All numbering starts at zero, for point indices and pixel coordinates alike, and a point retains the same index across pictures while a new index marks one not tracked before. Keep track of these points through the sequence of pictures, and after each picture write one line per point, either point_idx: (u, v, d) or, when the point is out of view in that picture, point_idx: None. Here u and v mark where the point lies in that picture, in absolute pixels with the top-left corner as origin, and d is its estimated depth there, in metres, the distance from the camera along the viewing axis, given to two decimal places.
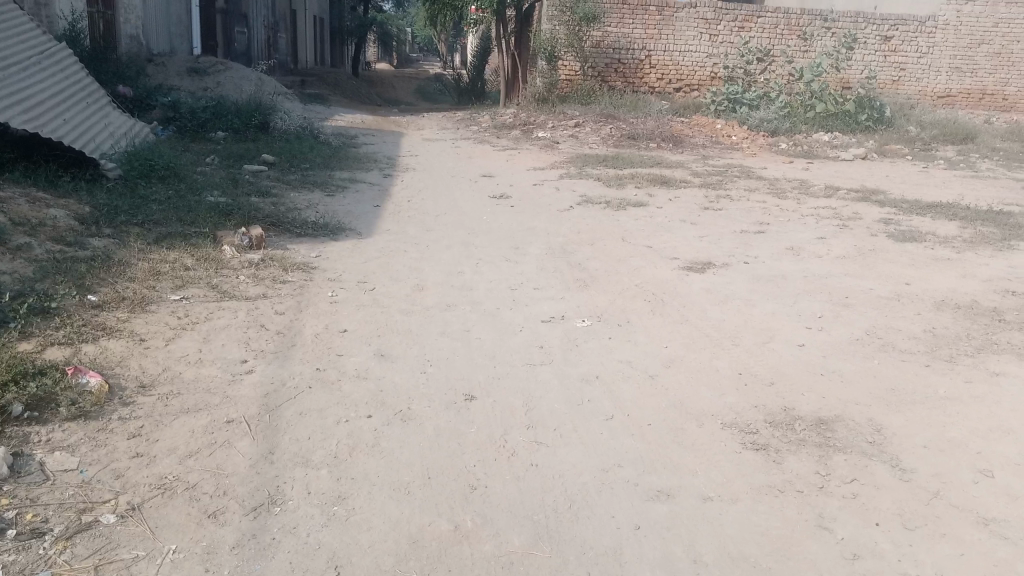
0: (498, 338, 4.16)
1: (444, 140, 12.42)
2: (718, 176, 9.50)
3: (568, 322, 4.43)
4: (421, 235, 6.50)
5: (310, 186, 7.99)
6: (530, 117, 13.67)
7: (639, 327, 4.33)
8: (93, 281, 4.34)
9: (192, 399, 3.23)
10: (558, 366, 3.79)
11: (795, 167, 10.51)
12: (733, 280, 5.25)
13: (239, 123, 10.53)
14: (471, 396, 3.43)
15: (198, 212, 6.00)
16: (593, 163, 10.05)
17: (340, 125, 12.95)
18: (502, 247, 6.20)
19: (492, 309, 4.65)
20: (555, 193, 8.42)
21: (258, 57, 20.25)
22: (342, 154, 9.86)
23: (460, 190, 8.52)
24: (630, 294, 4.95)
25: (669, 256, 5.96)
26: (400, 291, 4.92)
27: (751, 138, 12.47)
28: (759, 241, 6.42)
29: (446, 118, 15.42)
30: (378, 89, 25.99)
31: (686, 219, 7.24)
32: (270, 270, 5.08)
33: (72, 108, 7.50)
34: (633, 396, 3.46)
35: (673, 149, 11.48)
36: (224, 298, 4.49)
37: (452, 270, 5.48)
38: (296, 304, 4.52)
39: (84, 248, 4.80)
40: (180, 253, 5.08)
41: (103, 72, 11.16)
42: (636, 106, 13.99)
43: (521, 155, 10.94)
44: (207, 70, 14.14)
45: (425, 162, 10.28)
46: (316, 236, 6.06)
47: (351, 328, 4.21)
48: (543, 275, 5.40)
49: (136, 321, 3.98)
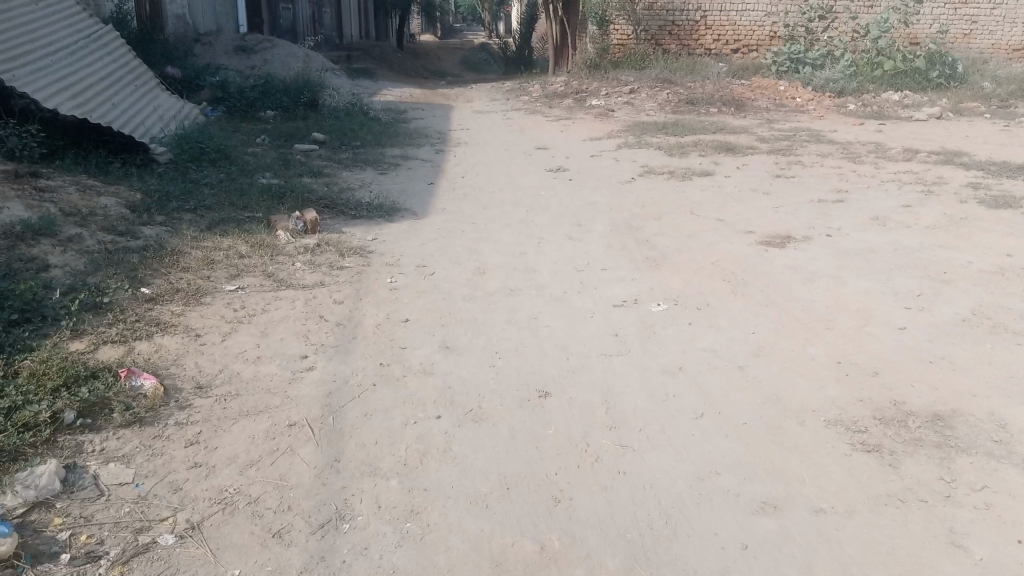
0: (569, 326, 3.89)
1: (494, 111, 12.11)
2: (785, 141, 9.03)
3: (642, 306, 4.15)
4: (479, 213, 6.24)
5: (363, 165, 7.78)
6: (582, 85, 13.27)
7: (720, 312, 4.04)
8: (145, 273, 4.18)
9: (252, 400, 3.03)
10: (636, 357, 3.52)
11: (866, 129, 9.95)
12: (818, 257, 4.90)
13: (288, 101, 10.36)
14: (545, 391, 3.18)
15: (250, 195, 5.83)
16: (652, 131, 9.66)
17: (389, 100, 12.74)
18: (565, 225, 5.91)
19: (559, 293, 4.38)
20: (615, 164, 8.08)
21: (304, 33, 20.10)
22: (392, 130, 9.62)
23: (516, 164, 8.25)
24: (706, 274, 4.63)
25: (743, 230, 5.61)
26: (462, 275, 4.68)
27: (816, 99, 11.90)
28: (838, 211, 6.02)
29: (495, 89, 15.10)
30: (425, 61, 25.71)
31: (756, 188, 6.86)
32: (326, 256, 4.88)
33: (121, 91, 7.39)
34: (723, 392, 3.19)
35: (735, 114, 10.99)
36: (281, 288, 4.29)
37: (514, 250, 5.22)
38: (354, 292, 4.31)
39: (136, 238, 4.65)
40: (234, 240, 4.91)
41: (151, 55, 11.09)
42: (693, 70, 13.47)
43: (575, 124, 10.60)
44: (254, 48, 14.02)
45: (477, 135, 10.01)
46: (372, 218, 5.84)
47: (414, 317, 3.99)
48: (611, 254, 5.11)
49: (191, 315, 3.80)
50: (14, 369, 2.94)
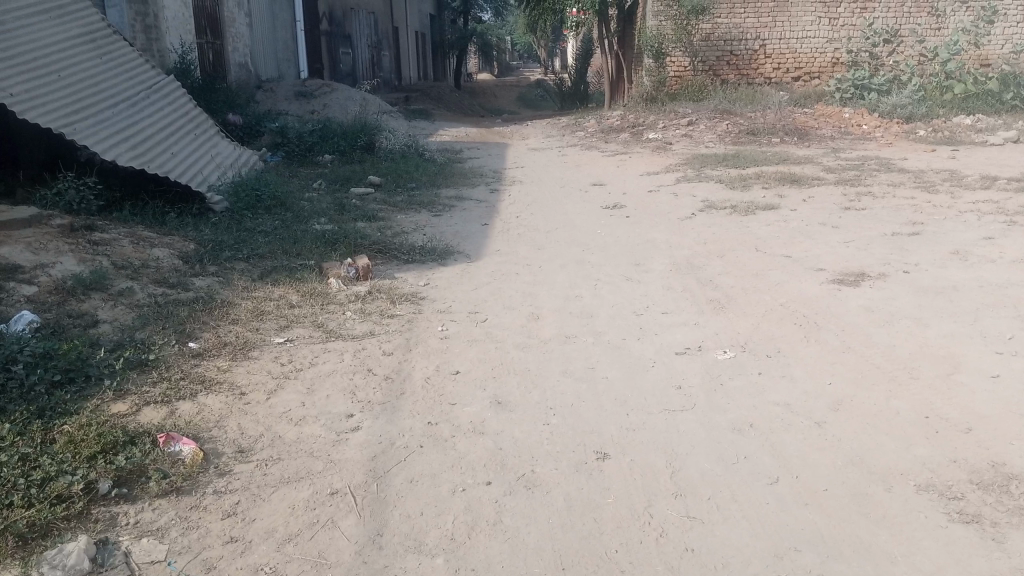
0: (629, 377, 3.66)
1: (550, 148, 12.00)
2: (853, 170, 8.67)
3: (707, 354, 3.91)
4: (534, 254, 6.08)
5: (417, 207, 7.72)
6: (639, 118, 13.09)
7: (792, 360, 3.77)
8: (194, 326, 4.12)
9: (293, 465, 2.88)
10: (702, 413, 3.28)
11: (939, 155, 9.52)
12: (895, 296, 4.58)
13: (345, 145, 10.43)
14: (603, 453, 2.96)
15: (303, 242, 5.78)
16: (712, 164, 9.40)
17: (445, 140, 12.77)
18: (622, 265, 5.70)
19: (617, 340, 4.16)
20: (674, 199, 7.85)
21: (363, 76, 20.44)
22: (447, 170, 9.58)
23: (571, 201, 8.09)
24: (775, 317, 4.36)
25: (813, 267, 5.32)
26: (516, 322, 4.50)
27: (884, 126, 11.48)
28: (914, 245, 5.68)
29: (551, 125, 15.05)
30: (482, 100, 25.93)
31: (825, 222, 6.54)
32: (377, 304, 4.76)
33: (181, 141, 7.49)
34: (799, 454, 2.93)
35: (798, 143, 10.67)
36: (331, 339, 4.18)
37: (570, 294, 5.03)
38: (404, 343, 4.16)
39: (187, 290, 4.61)
40: (285, 289, 4.84)
41: (214, 103, 11.33)
42: (753, 99, 13.16)
43: (633, 159, 10.41)
44: (314, 93, 14.26)
45: (532, 172, 9.89)
46: (425, 262, 5.72)
47: (465, 368, 3.82)
48: (672, 297, 4.87)
49: (238, 370, 3.70)
50: (52, 436, 2.85)
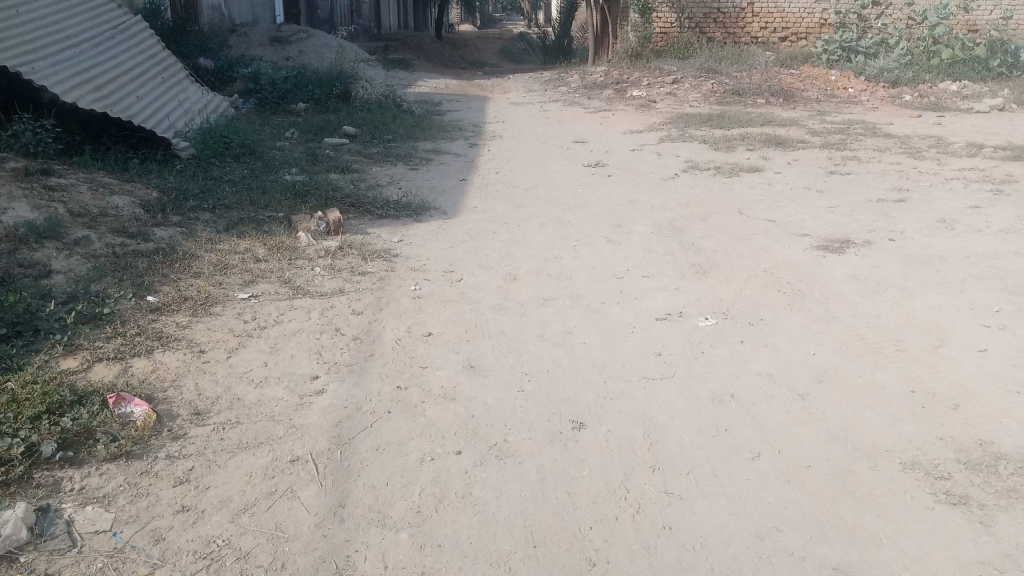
0: (608, 343, 3.53)
1: (532, 103, 11.73)
2: (839, 134, 8.53)
3: (687, 321, 3.78)
4: (512, 212, 5.90)
5: (393, 160, 7.48)
6: (623, 75, 12.85)
7: (774, 329, 3.65)
8: (152, 280, 3.92)
9: (253, 430, 2.73)
10: (682, 382, 3.15)
11: (925, 121, 9.39)
12: (880, 265, 4.48)
13: (320, 93, 10.10)
14: (579, 422, 2.84)
15: (272, 193, 5.55)
16: (696, 123, 9.22)
17: (424, 91, 12.45)
18: (603, 225, 5.54)
19: (596, 304, 4.02)
20: (657, 159, 7.67)
21: (342, 23, 19.88)
22: (426, 122, 9.31)
23: (552, 158, 7.90)
24: (758, 283, 4.24)
25: (797, 233, 5.19)
26: (492, 283, 4.35)
27: (870, 90, 11.32)
28: (900, 212, 5.57)
29: (533, 79, 14.74)
30: (464, 52, 25.42)
31: (809, 186, 6.41)
32: (348, 260, 4.59)
33: (147, 83, 7.19)
34: (781, 428, 2.82)
35: (783, 105, 10.49)
36: (298, 296, 4.00)
37: (548, 254, 4.87)
38: (375, 302, 3.99)
39: (147, 240, 4.39)
40: (251, 242, 4.64)
41: (185, 46, 10.92)
42: (739, 59, 12.93)
43: (616, 116, 10.20)
44: (290, 39, 13.81)
45: (513, 127, 9.67)
46: (399, 218, 5.53)
47: (437, 330, 3.66)
48: (653, 259, 4.73)
49: (198, 327, 3.52)
50: None
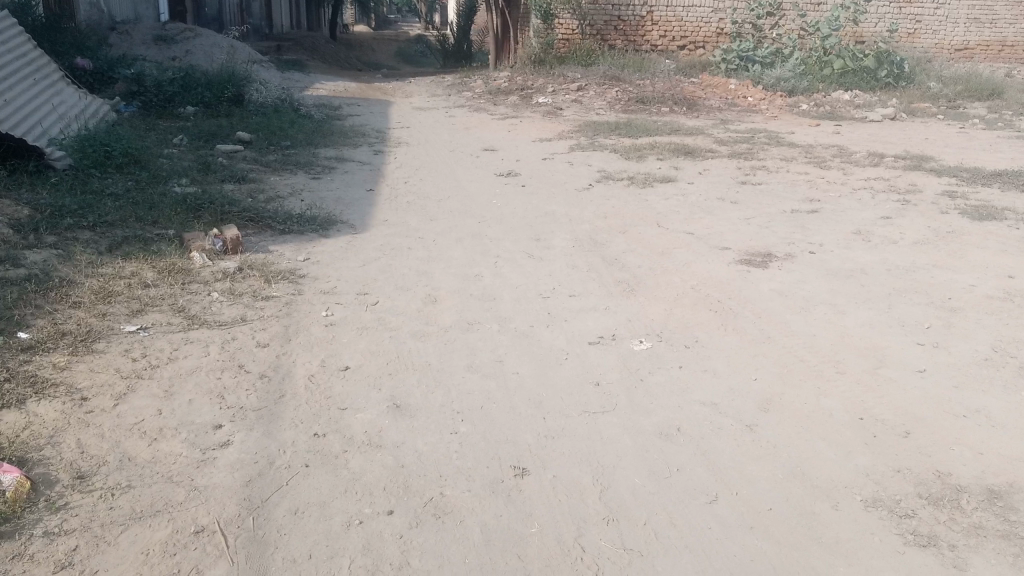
0: (541, 372, 3.29)
1: (436, 108, 11.43)
2: (745, 143, 8.60)
3: (622, 344, 3.58)
4: (425, 225, 5.60)
5: (293, 169, 7.05)
6: (527, 81, 12.71)
7: (711, 351, 3.50)
8: (23, 312, 3.44)
9: (147, 496, 2.35)
10: (624, 415, 2.94)
11: (823, 130, 9.62)
12: (806, 280, 4.42)
13: (211, 97, 9.51)
14: (521, 468, 2.58)
15: (161, 208, 5.07)
16: (605, 131, 9.15)
17: (322, 95, 11.96)
18: (521, 239, 5.32)
19: (524, 328, 3.78)
20: (569, 168, 7.52)
21: (232, 23, 19.05)
22: (326, 128, 8.87)
23: (462, 167, 7.64)
24: (688, 301, 4.09)
25: (718, 246, 5.10)
26: (410, 306, 4.05)
27: (768, 98, 11.56)
28: (815, 224, 5.58)
29: (435, 84, 14.43)
30: (361, 54, 24.85)
31: (723, 196, 6.39)
32: (250, 283, 4.19)
33: (16, 86, 6.53)
34: (736, 465, 2.65)
35: (687, 113, 10.56)
36: (195, 327, 3.60)
37: (467, 273, 4.60)
38: (283, 331, 3.63)
39: (17, 265, 3.88)
40: (139, 265, 4.18)
41: (59, 45, 10.09)
42: (640, 66, 12.99)
43: (523, 123, 10.02)
44: (176, 38, 13.04)
45: (418, 134, 9.36)
46: (303, 233, 5.15)
47: (355, 363, 3.34)
48: (578, 277, 4.53)
49: (79, 368, 3.08)
50: None
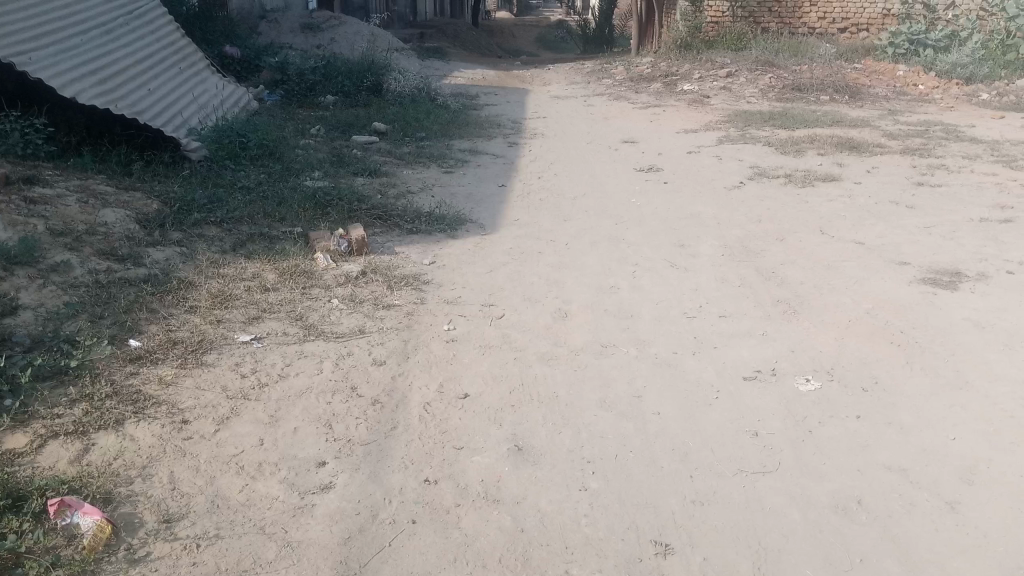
0: (688, 413, 2.84)
1: (575, 96, 11.00)
2: (918, 137, 7.69)
3: (783, 382, 3.07)
4: (558, 226, 5.21)
5: (426, 162, 6.82)
6: (672, 67, 12.06)
7: (894, 398, 2.94)
8: (137, 318, 3.30)
9: (235, 550, 2.08)
10: (791, 479, 2.47)
11: (1010, 124, 8.51)
12: (1008, 308, 3.72)
13: (350, 85, 9.46)
14: (664, 543, 2.17)
15: (290, 203, 4.92)
16: (757, 122, 8.45)
17: (460, 83, 11.78)
18: (664, 245, 4.83)
19: (667, 355, 3.32)
20: (717, 164, 6.92)
21: (376, 10, 19.25)
22: (462, 119, 8.63)
23: (600, 161, 7.20)
24: (862, 330, 3.51)
25: (895, 260, 4.44)
26: (539, 321, 3.67)
27: (943, 87, 10.44)
28: (1011, 236, 4.80)
29: (575, 70, 13.98)
30: (501, 40, 24.71)
31: (896, 200, 5.64)
32: (371, 289, 3.94)
33: (162, 75, 6.59)
34: (936, 561, 2.13)
35: (850, 103, 9.65)
36: (310, 340, 3.35)
37: (602, 284, 4.17)
38: (401, 347, 3.33)
39: (139, 264, 3.77)
40: (260, 266, 4.01)
41: (210, 33, 10.33)
42: (797, 51, 12.03)
43: (667, 113, 9.44)
44: (321, 26, 13.21)
45: (555, 124, 8.98)
46: (431, 233, 4.87)
47: (476, 391, 2.98)
48: (729, 292, 4.01)
49: (185, 384, 2.89)
50: None
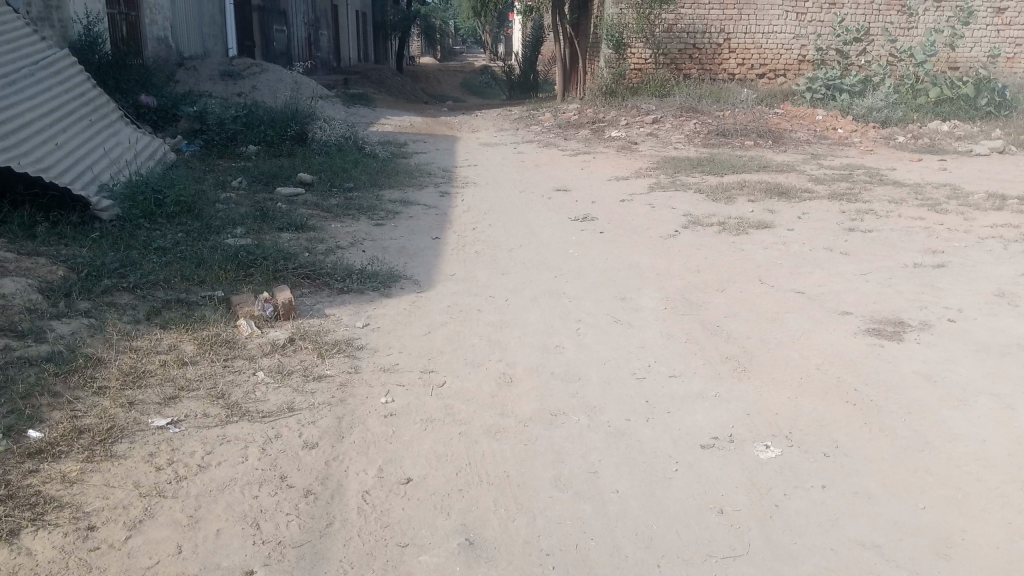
0: (649, 489, 2.67)
1: (504, 143, 10.95)
2: (843, 181, 7.84)
3: (743, 449, 2.93)
4: (496, 281, 5.04)
5: (354, 213, 6.58)
6: (599, 113, 12.15)
7: (857, 464, 2.83)
8: (37, 403, 2.96)
9: None
10: (762, 563, 2.31)
11: (927, 166, 8.78)
12: (954, 359, 3.68)
13: (274, 134, 9.16)
14: None
15: (210, 264, 4.61)
16: (686, 168, 8.50)
17: (387, 131, 11.60)
18: (605, 299, 4.70)
19: (619, 422, 3.14)
20: (651, 211, 6.88)
21: (299, 57, 19.01)
22: (390, 168, 8.43)
23: (534, 210, 7.09)
24: (816, 388, 3.41)
25: (837, 310, 4.40)
26: (482, 388, 3.46)
27: (860, 131, 10.76)
28: (946, 282, 4.84)
29: (503, 116, 13.97)
30: (425, 86, 24.70)
31: (830, 246, 5.67)
32: (301, 359, 3.67)
33: (71, 128, 6.22)
34: None
35: (774, 147, 9.83)
36: (233, 421, 3.06)
37: (546, 343, 4.00)
38: (335, 425, 3.07)
39: (41, 340, 3.43)
40: (177, 337, 3.70)
41: (124, 83, 9.91)
42: (719, 97, 12.27)
43: (597, 159, 9.44)
44: (241, 73, 12.89)
45: (486, 172, 8.87)
46: (363, 292, 4.63)
47: (419, 474, 2.75)
48: (676, 350, 3.88)
49: (92, 480, 2.58)
50: None
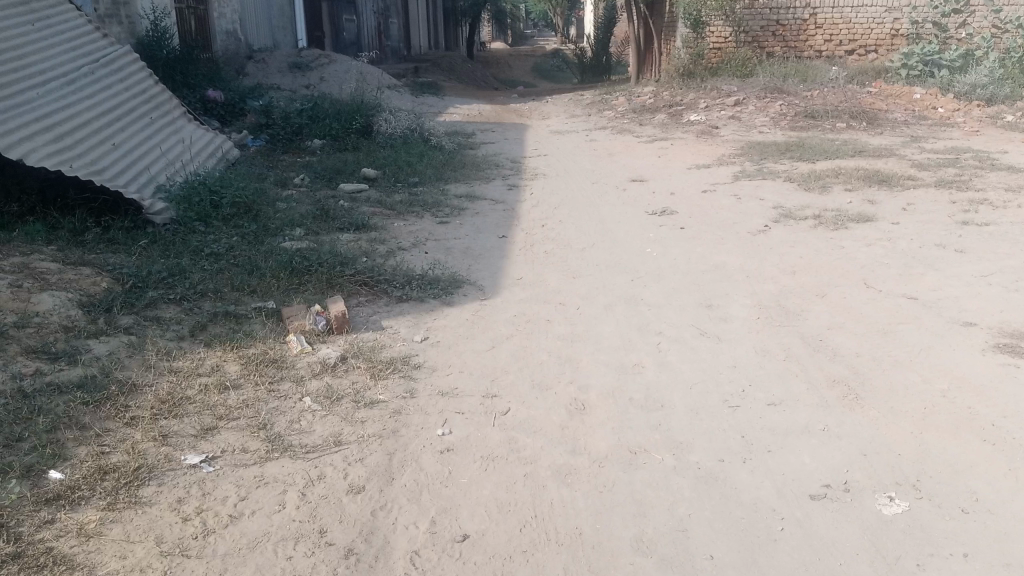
0: (750, 556, 2.24)
1: (576, 131, 10.48)
2: (951, 166, 7.12)
3: (861, 502, 2.46)
4: (567, 286, 4.63)
5: (419, 211, 6.25)
6: (676, 97, 11.55)
7: (1003, 524, 2.33)
8: (64, 438, 2.70)
9: None
10: None
11: None
12: None
13: (339, 127, 8.91)
14: None
15: (263, 272, 4.33)
16: (773, 154, 7.89)
17: (455, 120, 11.27)
18: (690, 307, 4.24)
19: (711, 464, 2.71)
20: (737, 204, 6.34)
21: (369, 46, 18.86)
22: (457, 160, 8.09)
23: (609, 203, 6.63)
24: (944, 422, 2.90)
25: (958, 320, 3.85)
26: (552, 418, 3.06)
27: (964, 109, 9.92)
28: None
29: (575, 102, 13.48)
30: (497, 71, 24.32)
31: (942, 242, 5.06)
32: (352, 381, 3.33)
33: (129, 126, 6.06)
34: None
35: (868, 130, 9.11)
36: (272, 459, 2.74)
37: (623, 362, 3.57)
38: (385, 463, 2.73)
39: (78, 363, 3.18)
40: (221, 356, 3.41)
41: (192, 77, 9.82)
42: (806, 76, 11.52)
43: (675, 146, 8.89)
44: (310, 65, 12.73)
45: (557, 162, 8.43)
46: (423, 300, 4.28)
47: (477, 529, 2.37)
48: (774, 371, 3.40)
49: (110, 533, 2.29)
50: None
